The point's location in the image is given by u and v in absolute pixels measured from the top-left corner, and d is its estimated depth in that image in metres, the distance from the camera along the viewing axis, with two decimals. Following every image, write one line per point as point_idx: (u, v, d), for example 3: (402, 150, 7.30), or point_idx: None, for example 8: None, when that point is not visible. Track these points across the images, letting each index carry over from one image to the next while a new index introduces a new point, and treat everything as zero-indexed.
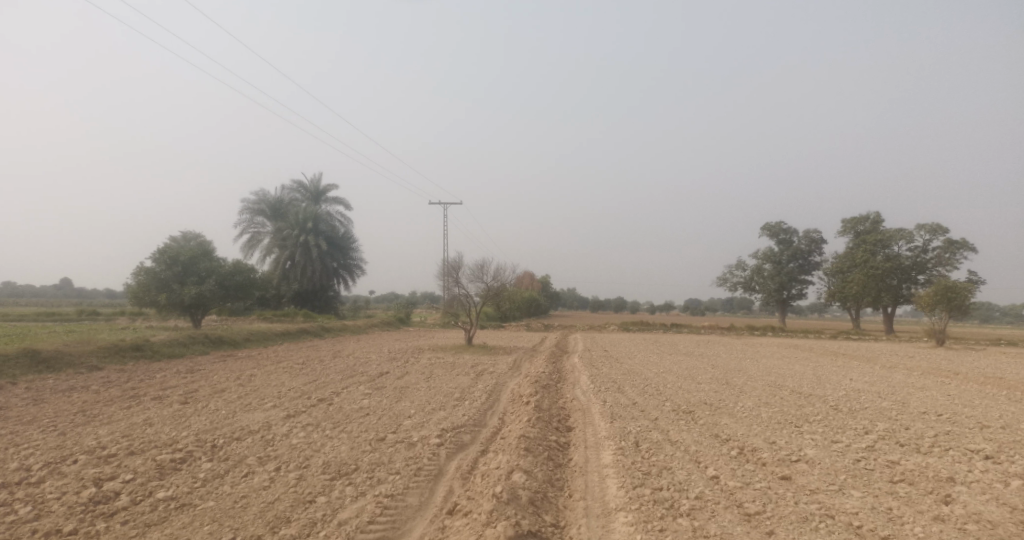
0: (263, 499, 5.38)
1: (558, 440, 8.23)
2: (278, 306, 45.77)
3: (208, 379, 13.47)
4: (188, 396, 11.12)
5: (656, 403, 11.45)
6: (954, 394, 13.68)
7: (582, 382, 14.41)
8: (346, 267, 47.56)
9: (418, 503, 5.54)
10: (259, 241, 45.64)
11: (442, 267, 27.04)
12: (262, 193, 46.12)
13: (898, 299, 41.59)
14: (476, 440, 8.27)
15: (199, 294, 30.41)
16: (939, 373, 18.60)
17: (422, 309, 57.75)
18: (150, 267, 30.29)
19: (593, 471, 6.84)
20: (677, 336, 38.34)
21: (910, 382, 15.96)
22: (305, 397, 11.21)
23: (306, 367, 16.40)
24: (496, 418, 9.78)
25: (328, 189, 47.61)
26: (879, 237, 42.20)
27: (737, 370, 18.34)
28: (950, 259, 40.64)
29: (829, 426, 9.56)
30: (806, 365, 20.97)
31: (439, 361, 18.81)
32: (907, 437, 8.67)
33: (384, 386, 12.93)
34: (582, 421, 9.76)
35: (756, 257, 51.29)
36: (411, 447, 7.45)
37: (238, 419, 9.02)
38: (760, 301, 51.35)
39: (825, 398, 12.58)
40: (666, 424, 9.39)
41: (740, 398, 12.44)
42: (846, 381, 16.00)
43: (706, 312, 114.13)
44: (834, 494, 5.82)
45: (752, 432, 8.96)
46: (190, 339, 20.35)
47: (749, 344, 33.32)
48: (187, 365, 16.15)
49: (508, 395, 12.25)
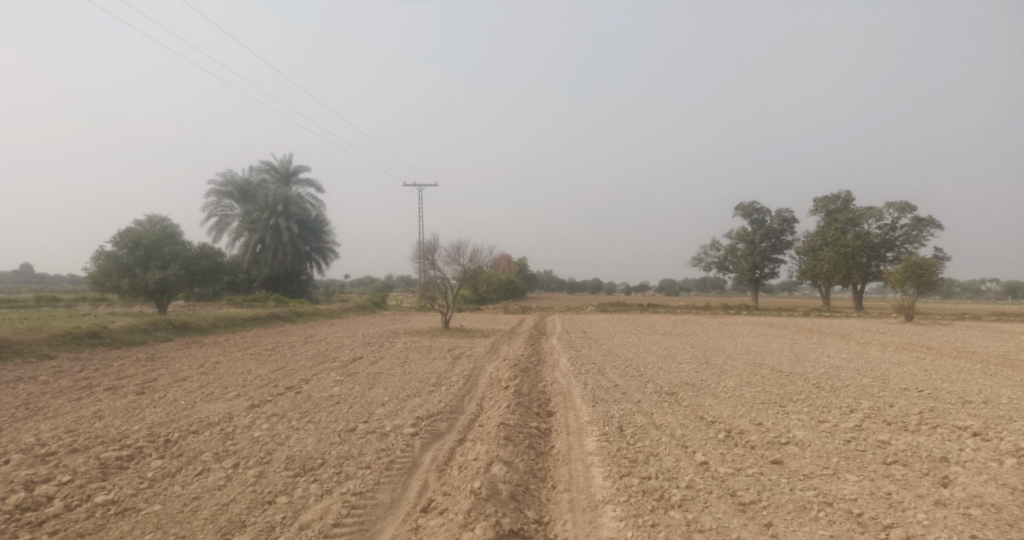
0: (215, 500, 4.88)
1: (539, 427, 7.86)
2: (248, 291, 44.51)
3: (169, 368, 12.75)
4: (145, 386, 10.44)
5: (637, 385, 11.17)
6: (931, 369, 13.75)
7: (562, 365, 14.07)
8: (319, 250, 46.48)
9: (389, 500, 5.11)
10: (227, 224, 44.14)
11: (416, 249, 26.36)
12: (229, 174, 44.49)
13: (867, 276, 42.32)
14: (453, 428, 7.85)
15: (164, 279, 29.21)
16: (911, 348, 18.80)
17: (397, 292, 56.98)
18: (110, 251, 28.94)
19: (576, 459, 6.49)
20: (654, 317, 38.36)
21: (887, 358, 16.05)
22: (272, 385, 10.64)
23: (276, 353, 15.74)
24: (474, 404, 9.36)
25: (298, 169, 46.18)
26: (850, 215, 42.76)
27: (717, 349, 18.24)
28: (917, 237, 41.45)
29: (813, 405, 9.39)
30: (782, 343, 21.05)
31: (415, 346, 18.27)
32: (894, 415, 8.52)
33: (356, 373, 12.41)
34: (562, 405, 9.41)
35: (731, 237, 51.66)
36: (383, 438, 7.00)
37: (197, 411, 8.41)
38: (733, 280, 51.84)
39: (806, 377, 12.51)
40: (650, 408, 9.10)
41: (722, 378, 12.26)
42: (823, 358, 16.03)
43: (680, 292, 115.29)
44: (829, 479, 5.59)
45: (737, 414, 8.71)
46: (152, 326, 19.45)
47: (725, 323, 33.46)
48: (148, 353, 15.33)
49: (486, 380, 11.84)
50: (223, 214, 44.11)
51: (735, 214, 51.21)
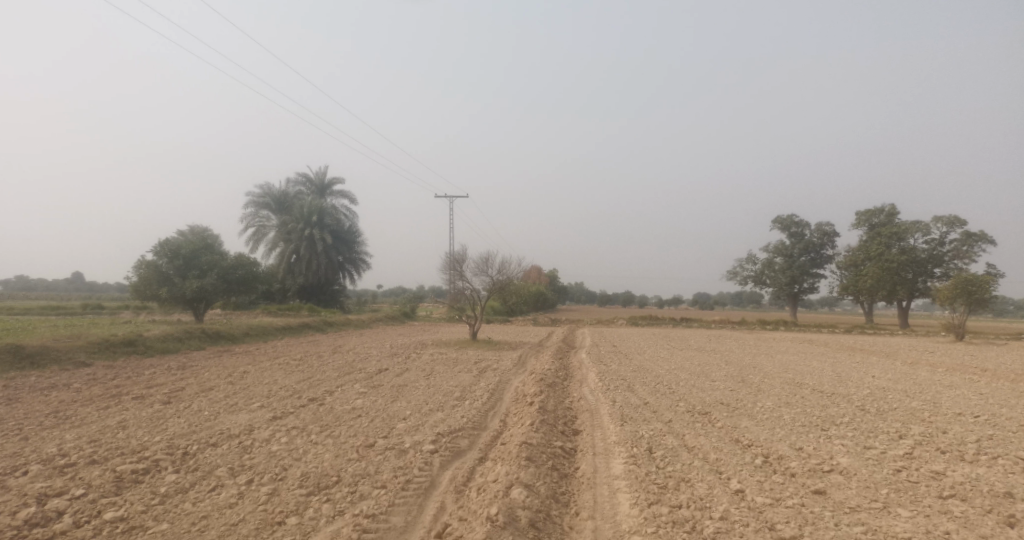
0: (223, 520, 4.72)
1: (563, 447, 7.53)
2: (283, 301, 45.35)
3: (198, 377, 12.87)
4: (172, 395, 10.50)
5: (669, 403, 10.71)
6: (988, 393, 12.83)
7: (590, 380, 13.66)
8: (352, 261, 47.09)
9: (403, 524, 4.87)
10: (264, 234, 45.16)
11: (446, 261, 26.34)
12: (266, 186, 45.58)
13: (913, 292, 40.49)
14: (474, 446, 7.58)
15: (201, 288, 29.90)
16: (964, 370, 17.71)
17: (428, 304, 57.29)
18: (151, 260, 29.81)
19: (602, 483, 6.14)
20: (687, 331, 37.42)
21: (937, 380, 15.12)
22: (295, 397, 10.57)
23: (304, 363, 15.78)
24: (498, 421, 9.07)
25: (333, 182, 47.02)
26: (895, 229, 41.07)
27: (753, 367, 17.53)
28: (968, 252, 39.51)
29: (859, 430, 8.78)
30: (823, 361, 20.15)
31: (442, 358, 18.11)
32: (948, 443, 7.89)
33: (381, 385, 12.27)
34: (589, 424, 9.04)
35: (768, 250, 50.25)
36: (401, 455, 6.78)
37: (219, 423, 8.37)
38: (770, 295, 50.36)
39: (849, 398, 11.83)
40: (681, 428, 8.66)
41: (759, 398, 11.69)
42: (868, 378, 15.20)
43: (715, 306, 112.71)
44: (879, 515, 5.11)
45: (776, 437, 8.20)
46: (186, 334, 19.82)
47: (761, 339, 32.34)
48: (180, 361, 15.57)
49: (511, 394, 11.54)
50: (260, 225, 45.14)
51: (772, 227, 49.83)
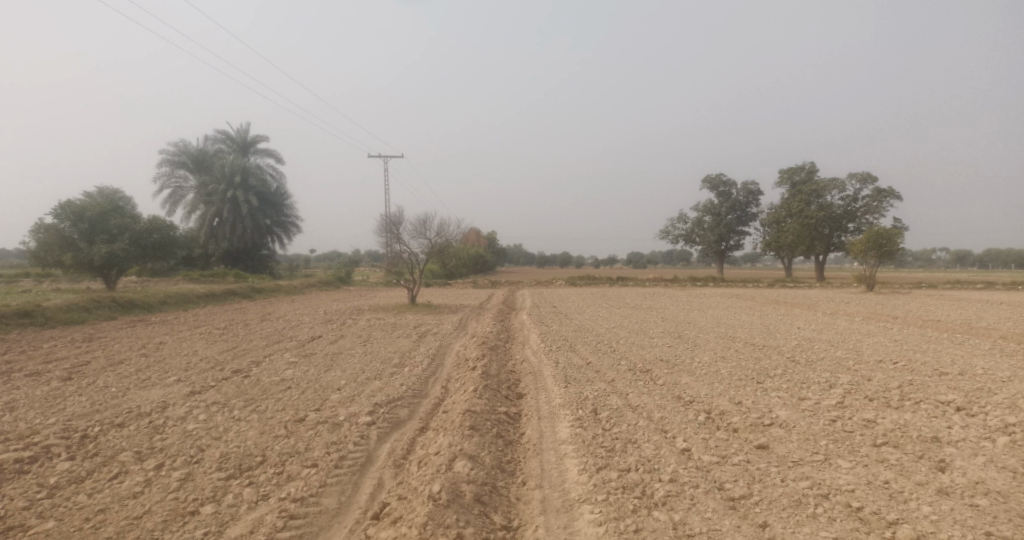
0: (124, 513, 4.09)
1: (507, 413, 7.27)
2: (206, 267, 42.66)
3: (106, 349, 11.68)
4: (74, 370, 9.43)
5: (611, 362, 10.71)
6: (901, 339, 13.72)
7: (533, 342, 13.51)
8: (281, 225, 44.83)
9: (337, 506, 4.45)
10: (181, 196, 41.90)
11: (381, 223, 25.30)
12: (182, 144, 42.01)
13: (829, 247, 43.04)
14: (414, 415, 7.18)
15: (111, 254, 27.32)
16: (877, 318, 18.95)
17: (364, 268, 55.71)
18: (50, 223, 26.98)
19: (548, 449, 5.93)
20: (623, 290, 38.24)
21: (856, 329, 16.07)
22: (217, 369, 9.74)
23: (229, 332, 14.74)
24: (439, 388, 8.72)
25: (257, 139, 43.97)
26: (814, 187, 43.15)
27: (688, 322, 18.02)
28: (878, 208, 42.23)
29: (793, 381, 9.07)
30: (751, 314, 21.04)
31: (379, 323, 17.47)
32: (874, 390, 8.26)
33: (313, 353, 11.61)
34: (533, 387, 8.84)
35: (698, 209, 51.80)
36: (335, 429, 6.29)
37: (127, 400, 7.51)
38: (700, 252, 52.22)
39: (780, 350, 12.30)
40: (625, 388, 8.61)
41: (696, 353, 11.92)
42: (794, 330, 15.95)
43: (648, 264, 116.24)
44: (821, 467, 5.17)
45: (716, 392, 8.30)
46: (94, 303, 18.07)
47: (693, 295, 33.48)
48: (86, 332, 14.15)
49: (452, 359, 11.21)
50: (177, 186, 41.78)
51: (702, 186, 51.21)
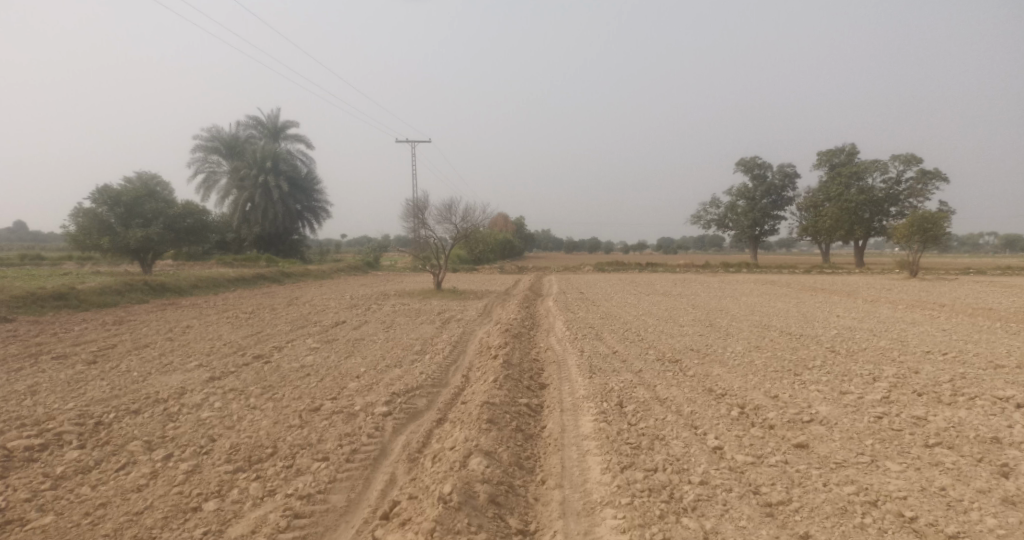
0: (124, 509, 3.96)
1: (529, 404, 6.97)
2: (239, 251, 43.43)
3: (134, 332, 11.83)
4: (100, 354, 9.52)
5: (638, 351, 10.32)
6: (949, 329, 12.92)
7: (557, 329, 13.19)
8: (311, 210, 45.36)
9: (345, 504, 4.24)
10: (215, 181, 42.57)
11: (407, 208, 25.19)
12: (215, 129, 42.59)
13: (870, 232, 41.32)
14: (432, 406, 6.95)
15: (146, 238, 27.93)
16: (922, 306, 17.97)
17: (392, 253, 56.09)
18: (89, 208, 27.68)
19: (570, 444, 5.62)
20: (653, 276, 37.47)
21: (899, 317, 15.26)
22: (239, 354, 9.71)
23: (254, 317, 14.81)
24: (459, 376, 8.49)
25: (287, 125, 44.33)
26: (855, 169, 41.36)
27: (720, 310, 17.43)
28: (923, 190, 40.29)
29: (832, 373, 8.55)
30: (787, 302, 20.26)
31: (403, 308, 17.38)
32: (923, 384, 7.68)
33: (335, 339, 11.53)
34: (556, 377, 8.53)
35: (731, 193, 50.35)
36: (350, 420, 6.09)
37: (147, 385, 7.49)
38: (732, 238, 50.85)
39: (818, 339, 11.71)
40: (652, 379, 8.22)
41: (729, 342, 11.42)
42: (833, 318, 15.23)
43: (679, 250, 114.00)
44: (868, 470, 4.74)
45: (749, 385, 7.85)
46: (127, 287, 18.44)
47: (726, 281, 32.53)
48: (117, 315, 14.39)
49: (475, 347, 10.98)
50: (210, 171, 42.42)
51: (736, 169, 49.70)
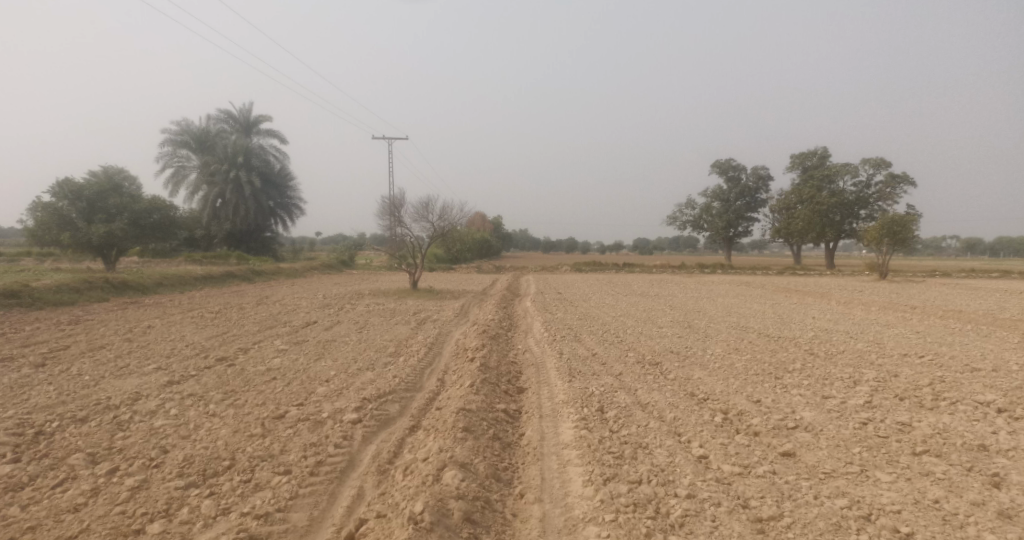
0: (56, 533, 3.55)
1: (506, 410, 6.69)
2: (209, 248, 42.25)
3: (90, 333, 11.18)
4: (50, 356, 8.92)
5: (618, 353, 10.12)
6: (922, 331, 13.04)
7: (536, 330, 12.94)
8: (284, 207, 44.40)
9: (307, 523, 3.90)
10: (184, 176, 41.29)
11: (383, 206, 24.69)
12: (184, 123, 41.31)
13: (840, 235, 42.07)
14: (405, 412, 6.61)
15: (109, 233, 26.84)
16: (893, 308, 18.20)
17: (368, 252, 55.22)
18: (48, 202, 26.46)
19: (550, 454, 5.36)
20: (630, 276, 37.54)
21: (873, 319, 15.41)
22: (201, 357, 9.19)
23: (221, 317, 14.21)
24: (434, 380, 8.16)
25: (260, 119, 43.27)
26: (826, 172, 42.07)
27: (697, 311, 17.41)
28: (891, 194, 41.19)
29: (813, 377, 8.45)
30: (762, 303, 20.37)
31: (378, 308, 16.93)
32: (903, 388, 7.63)
33: (305, 340, 11.07)
34: (535, 380, 8.27)
35: (706, 195, 50.86)
36: (316, 428, 5.72)
37: (98, 390, 6.98)
38: (707, 239, 51.34)
39: (796, 341, 11.69)
40: (634, 382, 8.02)
41: (708, 344, 11.31)
42: (809, 319, 15.29)
43: (655, 251, 114.89)
44: (858, 481, 4.58)
45: (731, 389, 7.69)
46: (86, 284, 17.60)
47: (702, 282, 32.70)
48: (74, 315, 13.66)
49: (451, 349, 10.65)
50: (179, 165, 41.13)
51: (711, 171, 50.18)
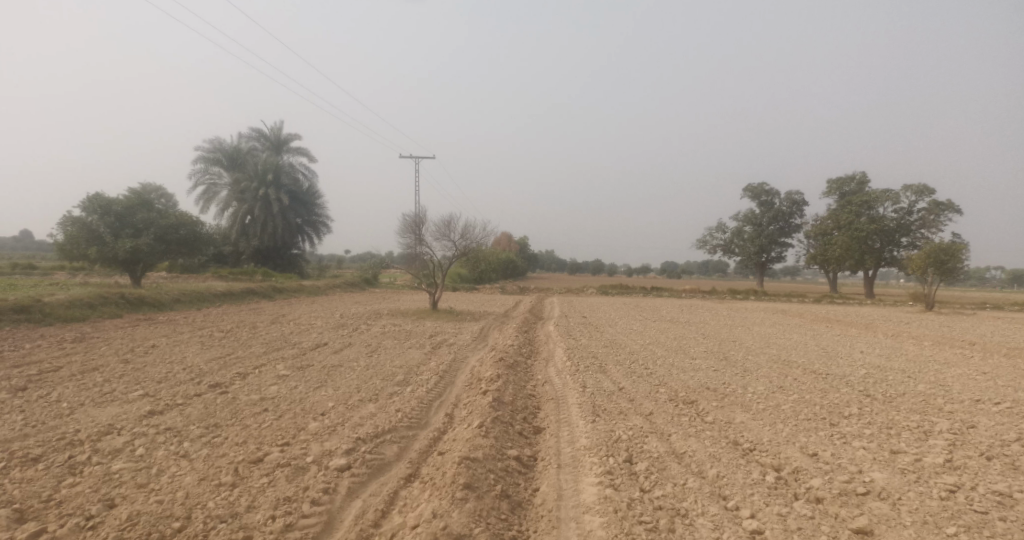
0: None
1: (519, 457, 5.81)
2: (236, 264, 42.44)
3: (88, 352, 10.65)
4: (36, 378, 8.37)
5: (648, 389, 9.11)
6: (991, 372, 11.64)
7: (558, 359, 12.00)
8: (311, 224, 44.59)
9: None
10: (215, 193, 41.72)
11: (404, 225, 24.21)
12: (218, 141, 41.87)
13: (880, 262, 40.02)
14: (404, 456, 5.76)
15: (135, 249, 26.85)
16: (950, 344, 16.62)
17: (392, 270, 54.82)
18: (79, 216, 26.65)
19: (568, 520, 4.43)
20: (659, 301, 36.22)
21: (931, 356, 13.96)
22: (193, 383, 8.49)
23: (229, 336, 13.64)
24: (442, 416, 7.32)
25: (290, 138, 43.71)
26: (865, 197, 40.26)
27: (733, 342, 16.16)
28: (935, 220, 39.15)
29: (875, 425, 7.31)
30: (803, 334, 18.95)
31: (394, 330, 16.17)
32: (988, 444, 6.46)
33: (309, 365, 10.33)
34: (554, 419, 7.34)
35: (737, 219, 49.34)
36: (296, 477, 4.94)
37: (70, 421, 6.34)
38: (739, 264, 49.63)
39: (847, 379, 10.49)
40: (666, 426, 7.02)
41: (748, 381, 10.18)
42: (858, 355, 13.92)
43: (683, 275, 112.64)
44: None
45: (781, 438, 6.63)
46: (101, 299, 17.30)
47: (735, 309, 31.16)
48: (81, 331, 13.25)
49: (465, 378, 9.79)
50: (211, 183, 41.58)
51: (742, 195, 48.72)
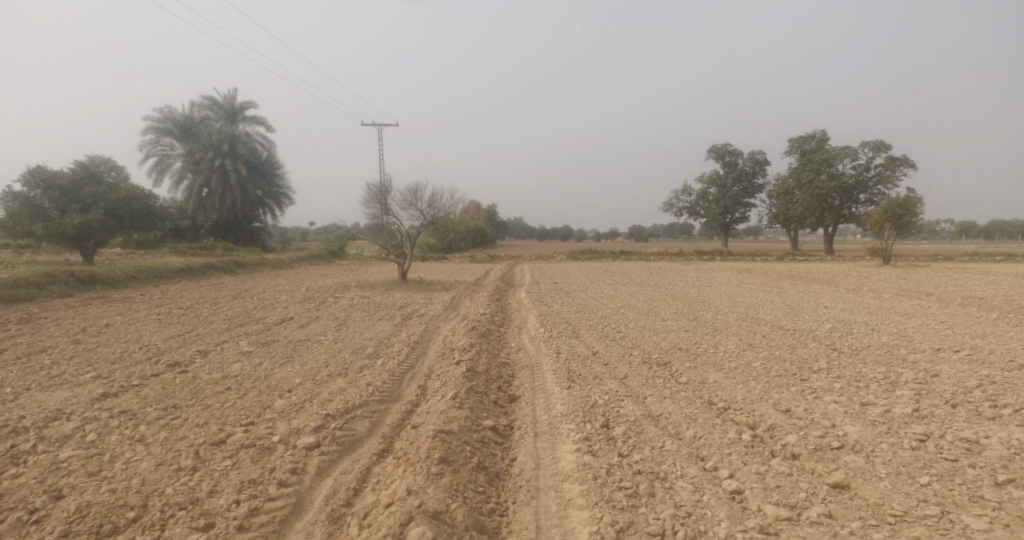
0: None
1: (495, 427, 5.67)
2: (195, 239, 40.89)
3: (35, 334, 10.02)
4: None
5: (622, 353, 9.08)
6: (947, 322, 12.02)
7: (530, 325, 11.90)
8: (272, 196, 43.14)
9: None
10: (167, 165, 39.78)
11: (368, 195, 23.55)
12: (167, 111, 39.72)
13: (840, 219, 41.06)
14: (376, 431, 5.56)
15: (84, 225, 25.42)
16: (908, 296, 17.15)
17: (358, 242, 53.70)
18: (19, 191, 25.04)
19: (547, 489, 4.34)
20: (628, 265, 36.46)
21: (891, 309, 14.36)
22: (150, 363, 8.05)
23: (189, 313, 13.07)
24: (415, 388, 7.12)
25: (245, 106, 41.77)
26: (825, 155, 40.97)
27: (702, 302, 16.34)
28: (891, 177, 40.21)
29: (844, 378, 7.42)
30: (768, 292, 19.29)
31: (362, 302, 15.78)
32: (952, 392, 6.61)
33: (275, 341, 9.95)
34: (529, 387, 7.23)
35: (702, 181, 49.78)
36: (262, 458, 4.69)
37: (13, 408, 5.91)
38: (704, 225, 50.30)
39: (814, 335, 10.69)
40: (643, 389, 6.98)
41: (719, 340, 10.26)
42: (823, 310, 14.22)
43: (649, 238, 113.98)
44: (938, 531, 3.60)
45: (755, 396, 6.66)
46: (49, 279, 16.36)
47: (702, 270, 31.59)
48: (26, 312, 12.50)
49: (437, 348, 9.59)
50: (162, 154, 39.57)
51: (707, 157, 49.05)
